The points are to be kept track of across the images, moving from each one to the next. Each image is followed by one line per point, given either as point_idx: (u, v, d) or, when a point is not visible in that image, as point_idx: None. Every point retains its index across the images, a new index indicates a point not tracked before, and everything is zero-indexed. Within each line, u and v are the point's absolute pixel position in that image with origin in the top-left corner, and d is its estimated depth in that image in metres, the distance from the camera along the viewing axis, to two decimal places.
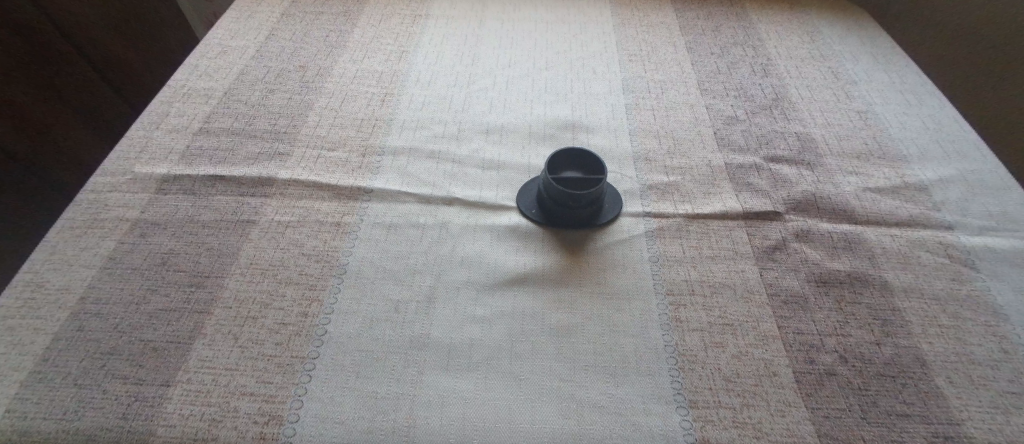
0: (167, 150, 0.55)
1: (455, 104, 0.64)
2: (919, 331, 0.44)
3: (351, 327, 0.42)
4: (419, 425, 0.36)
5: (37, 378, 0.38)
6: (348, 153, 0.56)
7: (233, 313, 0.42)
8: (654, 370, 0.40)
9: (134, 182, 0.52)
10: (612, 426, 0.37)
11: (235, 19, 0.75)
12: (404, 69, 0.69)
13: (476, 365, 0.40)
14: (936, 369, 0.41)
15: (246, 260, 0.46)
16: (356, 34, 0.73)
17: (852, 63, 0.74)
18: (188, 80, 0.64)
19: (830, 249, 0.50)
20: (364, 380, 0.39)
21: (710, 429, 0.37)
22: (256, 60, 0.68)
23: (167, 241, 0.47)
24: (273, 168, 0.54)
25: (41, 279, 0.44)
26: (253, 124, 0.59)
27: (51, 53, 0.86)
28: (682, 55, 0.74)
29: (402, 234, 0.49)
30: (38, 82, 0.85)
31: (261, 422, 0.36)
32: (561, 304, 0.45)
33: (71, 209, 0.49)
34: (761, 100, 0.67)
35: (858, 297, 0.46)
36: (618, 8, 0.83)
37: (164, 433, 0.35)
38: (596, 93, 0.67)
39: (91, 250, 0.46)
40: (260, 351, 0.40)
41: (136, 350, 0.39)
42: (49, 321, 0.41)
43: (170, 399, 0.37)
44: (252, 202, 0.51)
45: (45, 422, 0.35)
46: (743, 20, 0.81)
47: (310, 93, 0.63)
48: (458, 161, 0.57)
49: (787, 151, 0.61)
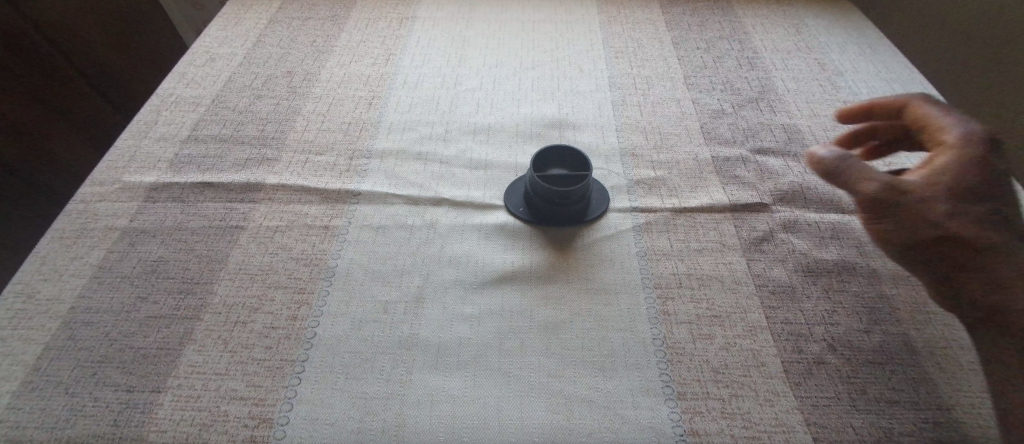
0: (156, 159, 0.55)
1: (441, 105, 0.64)
2: (908, 317, 0.44)
3: (341, 329, 0.42)
4: (409, 424, 0.36)
5: (28, 388, 0.38)
6: (335, 157, 0.57)
7: (223, 317, 0.42)
8: (643, 365, 0.40)
9: (124, 191, 0.52)
10: (601, 420, 0.37)
11: (223, 27, 0.75)
12: (391, 71, 0.69)
13: (465, 363, 0.40)
14: (925, 355, 0.42)
15: (235, 265, 0.46)
16: (342, 39, 0.74)
17: (838, 53, 0.75)
18: (175, 89, 0.64)
19: (817, 238, 0.50)
20: (354, 381, 0.39)
21: (698, 421, 0.37)
22: (243, 68, 0.68)
23: (157, 249, 0.47)
24: (261, 173, 0.54)
25: (31, 289, 0.44)
26: (242, 130, 0.59)
27: (41, 68, 0.87)
28: (668, 50, 0.74)
29: (390, 235, 0.49)
30: (29, 96, 0.86)
31: (252, 425, 0.36)
32: (550, 300, 0.45)
33: (60, 219, 0.49)
34: (747, 93, 0.67)
35: (846, 286, 0.46)
36: (604, 5, 0.83)
37: (156, 439, 0.35)
38: (583, 90, 0.67)
39: (81, 259, 0.46)
40: (250, 355, 0.40)
41: (126, 357, 0.40)
42: (39, 331, 0.41)
43: (161, 404, 0.37)
44: (241, 208, 0.51)
45: (37, 431, 0.36)
46: (729, 14, 0.81)
47: (298, 98, 0.64)
48: (446, 162, 0.57)
49: (775, 142, 0.61)
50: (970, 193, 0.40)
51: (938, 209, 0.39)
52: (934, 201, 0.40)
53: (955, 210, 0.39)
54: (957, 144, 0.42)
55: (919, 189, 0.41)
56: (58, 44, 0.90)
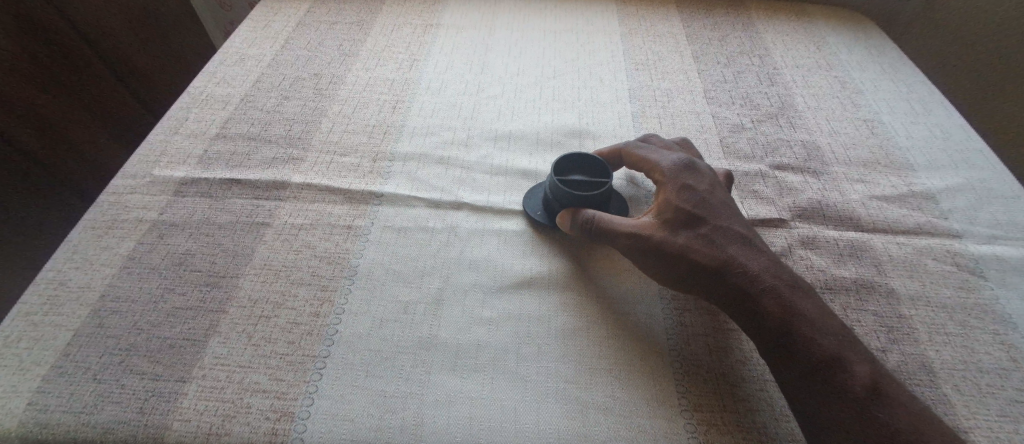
0: (186, 154, 0.57)
1: (464, 112, 0.65)
2: (926, 338, 0.44)
3: (362, 327, 0.43)
4: (427, 424, 0.37)
5: (58, 373, 0.39)
6: (359, 158, 0.58)
7: (247, 312, 0.43)
8: (659, 376, 0.41)
9: (154, 185, 0.53)
10: (616, 428, 0.37)
11: (252, 29, 0.77)
12: (415, 77, 0.70)
13: (483, 366, 0.41)
14: (942, 377, 0.42)
15: (260, 261, 0.47)
16: (368, 43, 0.75)
17: (859, 72, 0.75)
18: (206, 87, 0.66)
19: (835, 256, 0.50)
20: (375, 379, 0.39)
21: (713, 433, 0.38)
22: (272, 69, 0.70)
23: (185, 242, 0.48)
24: (287, 172, 0.55)
25: (63, 277, 0.45)
26: (269, 129, 0.60)
27: (72, 58, 0.82)
28: (688, 64, 0.75)
29: (411, 237, 0.50)
30: (59, 86, 0.80)
31: (274, 418, 0.37)
32: (566, 307, 0.45)
33: (93, 210, 0.51)
34: (766, 109, 0.68)
35: (864, 305, 0.46)
36: (625, 17, 0.84)
37: (180, 428, 0.36)
38: (603, 101, 0.68)
39: (112, 249, 0.47)
40: (273, 350, 0.41)
41: (153, 347, 0.41)
42: (69, 318, 0.42)
43: (186, 394, 0.38)
44: (267, 205, 0.52)
45: (67, 415, 0.37)
46: (749, 30, 0.82)
47: (324, 100, 0.65)
48: (467, 167, 0.58)
49: (793, 158, 0.61)
50: (683, 221, 0.42)
51: (668, 241, 0.41)
52: (648, 236, 0.42)
53: (684, 238, 0.41)
54: (665, 174, 0.46)
55: (636, 225, 0.44)
56: (85, 30, 0.83)
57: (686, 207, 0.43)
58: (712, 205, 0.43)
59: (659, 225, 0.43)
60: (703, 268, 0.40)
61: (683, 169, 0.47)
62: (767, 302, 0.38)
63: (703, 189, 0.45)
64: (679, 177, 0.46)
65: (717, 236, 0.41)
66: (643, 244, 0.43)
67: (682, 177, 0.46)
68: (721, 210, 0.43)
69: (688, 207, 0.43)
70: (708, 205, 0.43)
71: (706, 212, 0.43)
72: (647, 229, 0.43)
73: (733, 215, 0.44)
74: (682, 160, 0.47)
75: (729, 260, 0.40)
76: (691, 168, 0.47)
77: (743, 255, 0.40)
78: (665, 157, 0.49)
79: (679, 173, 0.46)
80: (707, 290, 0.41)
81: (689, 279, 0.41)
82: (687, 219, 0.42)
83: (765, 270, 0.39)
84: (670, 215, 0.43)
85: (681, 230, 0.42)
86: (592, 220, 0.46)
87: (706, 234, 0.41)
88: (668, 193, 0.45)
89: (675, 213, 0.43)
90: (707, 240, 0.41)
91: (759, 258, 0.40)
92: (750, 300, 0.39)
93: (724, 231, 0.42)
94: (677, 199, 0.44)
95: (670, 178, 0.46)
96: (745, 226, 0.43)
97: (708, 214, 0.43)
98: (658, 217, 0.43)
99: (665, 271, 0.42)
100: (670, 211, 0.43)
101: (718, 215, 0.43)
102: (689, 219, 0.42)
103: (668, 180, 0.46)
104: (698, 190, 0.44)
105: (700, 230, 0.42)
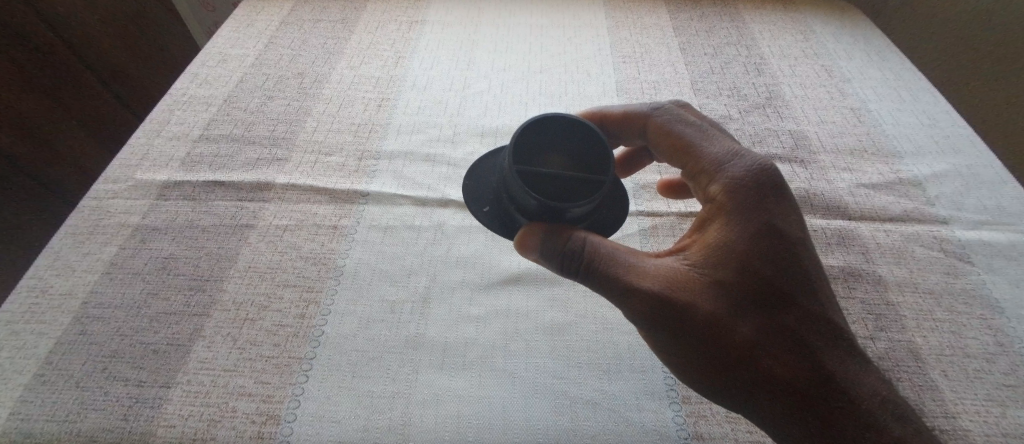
0: (168, 157, 0.56)
1: (450, 108, 0.65)
2: (914, 325, 0.44)
3: (348, 328, 0.43)
4: (414, 423, 0.37)
5: (40, 381, 0.38)
6: (344, 157, 0.57)
7: (232, 315, 0.43)
8: (647, 369, 0.41)
9: (137, 188, 0.53)
10: (607, 422, 0.37)
11: (234, 29, 0.76)
12: (400, 74, 0.70)
13: (472, 363, 0.40)
14: (931, 362, 0.42)
15: (244, 263, 0.47)
16: (353, 42, 0.74)
17: (845, 60, 0.75)
18: (188, 88, 0.65)
19: (824, 245, 0.50)
20: (361, 378, 0.39)
21: (703, 425, 0.38)
22: (254, 69, 0.69)
23: (168, 247, 0.48)
24: (271, 173, 0.55)
25: (45, 284, 0.44)
26: (253, 130, 0.60)
27: (54, 61, 0.80)
28: (675, 56, 0.74)
29: (398, 236, 0.50)
30: (40, 89, 0.79)
31: (259, 421, 0.37)
32: (555, 303, 0.45)
33: (74, 215, 0.50)
34: (754, 99, 0.67)
35: (853, 293, 0.46)
36: (611, 10, 0.83)
37: (165, 434, 0.36)
38: (591, 94, 0.68)
39: (93, 255, 0.47)
40: (258, 352, 0.41)
41: (138, 353, 0.40)
42: (52, 326, 0.42)
43: (170, 400, 0.38)
44: (250, 207, 0.51)
45: (48, 423, 0.36)
46: (736, 20, 0.81)
47: (308, 100, 0.64)
48: (453, 164, 0.58)
49: (781, 148, 0.61)
50: (743, 295, 0.34)
51: (715, 320, 0.34)
52: (683, 303, 0.34)
53: (739, 321, 0.34)
54: (729, 205, 0.36)
55: (667, 283, 0.35)
56: (67, 32, 0.82)
57: (752, 275, 0.34)
58: (786, 277, 0.35)
59: (700, 288, 0.34)
60: (753, 357, 0.34)
61: (757, 203, 0.36)
62: (848, 425, 0.32)
63: (781, 244, 0.35)
64: (752, 218, 0.35)
65: (800, 329, 0.34)
66: (673, 310, 0.34)
67: (756, 220, 0.35)
68: (808, 290, 0.35)
69: (756, 275, 0.34)
70: (785, 275, 0.35)
71: (788, 291, 0.35)
72: (682, 288, 0.35)
73: (816, 297, 0.35)
74: (755, 184, 0.37)
75: (811, 368, 0.33)
76: (768, 203, 0.36)
77: (830, 365, 0.34)
78: (729, 166, 0.38)
79: (756, 213, 0.36)
80: (752, 385, 0.34)
81: (723, 363, 0.34)
82: (753, 294, 0.34)
83: (851, 388, 0.33)
84: (716, 276, 0.35)
85: (739, 305, 0.34)
86: (588, 252, 0.36)
87: (774, 321, 0.34)
88: (729, 236, 0.35)
89: (727, 277, 0.34)
90: (777, 329, 0.34)
91: (841, 363, 0.34)
92: (819, 418, 0.33)
93: (802, 321, 0.34)
94: (739, 256, 0.35)
95: (740, 218, 0.36)
96: (827, 311, 0.35)
97: (782, 291, 0.34)
98: (703, 276, 0.35)
99: (703, 353, 0.34)
100: (722, 274, 0.35)
101: (795, 291, 0.35)
102: (747, 288, 0.34)
103: (736, 218, 0.36)
104: (775, 246, 0.35)
105: (769, 313, 0.34)
